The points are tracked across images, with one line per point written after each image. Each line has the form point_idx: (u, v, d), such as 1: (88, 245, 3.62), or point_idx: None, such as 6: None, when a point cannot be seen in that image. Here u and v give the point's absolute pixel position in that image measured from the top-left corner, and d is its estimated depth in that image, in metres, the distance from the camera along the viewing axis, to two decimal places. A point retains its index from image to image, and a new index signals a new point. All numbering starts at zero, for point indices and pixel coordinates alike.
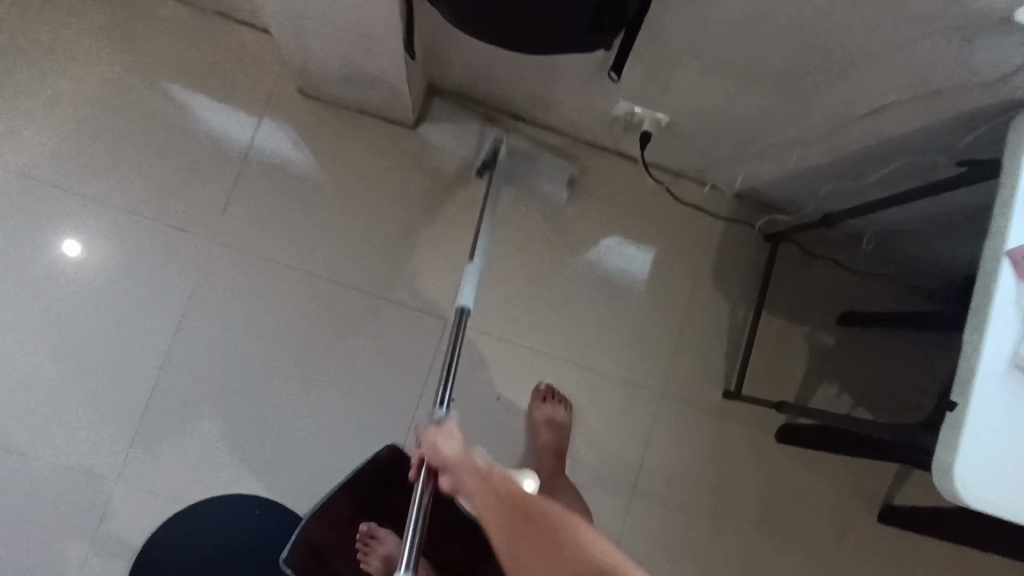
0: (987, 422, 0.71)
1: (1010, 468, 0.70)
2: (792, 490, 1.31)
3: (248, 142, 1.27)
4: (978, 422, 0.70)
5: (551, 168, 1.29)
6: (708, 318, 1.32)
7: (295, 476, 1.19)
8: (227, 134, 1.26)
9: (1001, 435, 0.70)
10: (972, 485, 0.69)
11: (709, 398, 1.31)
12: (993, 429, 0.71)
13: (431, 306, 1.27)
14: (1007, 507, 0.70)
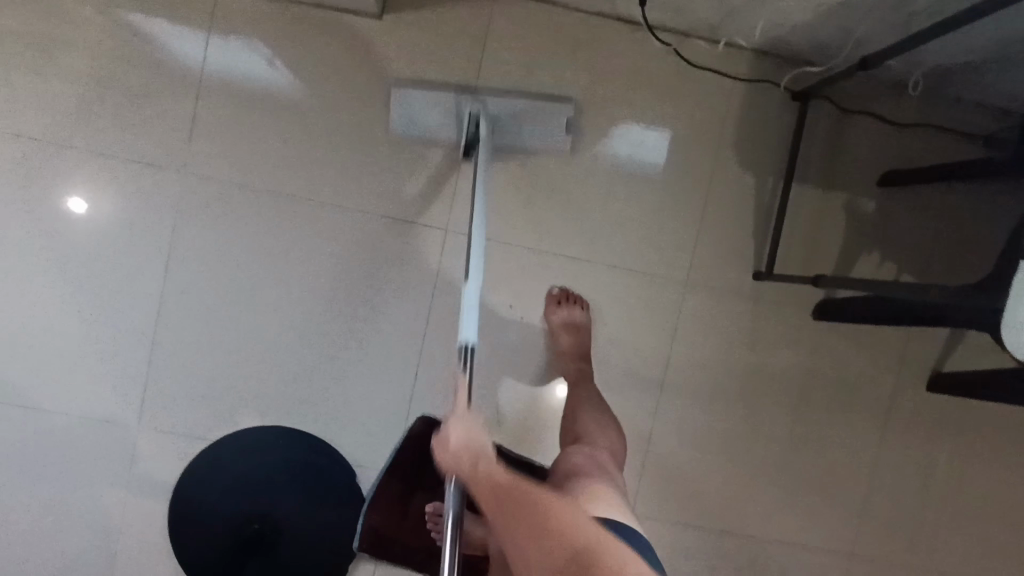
0: None
1: None
2: (832, 369, 1.24)
3: (206, 58, 1.16)
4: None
5: (544, 111, 1.11)
6: (732, 196, 1.20)
7: (314, 404, 1.17)
8: (183, 50, 1.16)
9: None
10: None
11: (738, 283, 1.22)
12: None
13: (428, 218, 1.19)
14: None
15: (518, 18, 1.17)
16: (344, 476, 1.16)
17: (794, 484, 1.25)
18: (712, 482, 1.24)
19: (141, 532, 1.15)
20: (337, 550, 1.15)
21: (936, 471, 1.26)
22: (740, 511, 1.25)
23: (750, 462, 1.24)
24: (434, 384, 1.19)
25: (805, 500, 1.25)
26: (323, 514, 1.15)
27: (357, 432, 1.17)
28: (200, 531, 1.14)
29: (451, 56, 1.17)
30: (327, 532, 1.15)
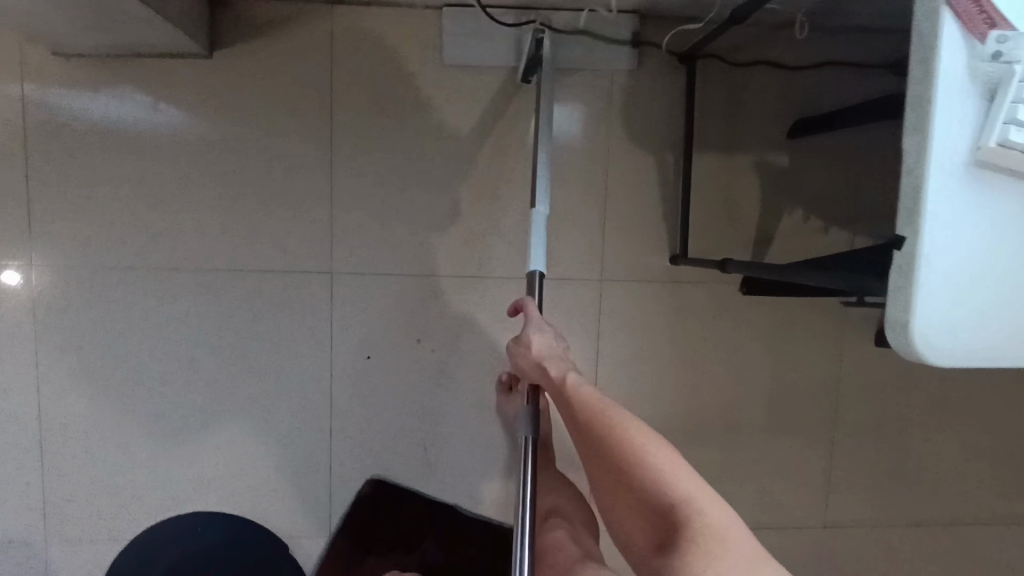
0: (952, 257, 0.49)
1: (993, 313, 0.50)
2: (771, 341, 1.16)
3: (86, 112, 1.05)
4: (940, 263, 0.49)
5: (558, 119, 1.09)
6: (631, 178, 1.10)
7: (231, 477, 1.10)
8: (60, 109, 1.05)
9: (979, 268, 0.50)
10: (940, 346, 0.50)
11: (656, 269, 1.13)
12: (965, 268, 0.49)
13: (311, 260, 1.09)
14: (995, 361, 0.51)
15: (366, 27, 1.07)
16: (278, 548, 1.09)
17: (750, 465, 1.19)
18: None
19: None
20: None
21: (894, 424, 1.20)
22: None
23: (702, 451, 1.18)
24: (356, 436, 1.12)
25: (766, 477, 1.19)
26: None
27: (284, 499, 1.11)
28: None
29: (301, 81, 1.07)
30: None
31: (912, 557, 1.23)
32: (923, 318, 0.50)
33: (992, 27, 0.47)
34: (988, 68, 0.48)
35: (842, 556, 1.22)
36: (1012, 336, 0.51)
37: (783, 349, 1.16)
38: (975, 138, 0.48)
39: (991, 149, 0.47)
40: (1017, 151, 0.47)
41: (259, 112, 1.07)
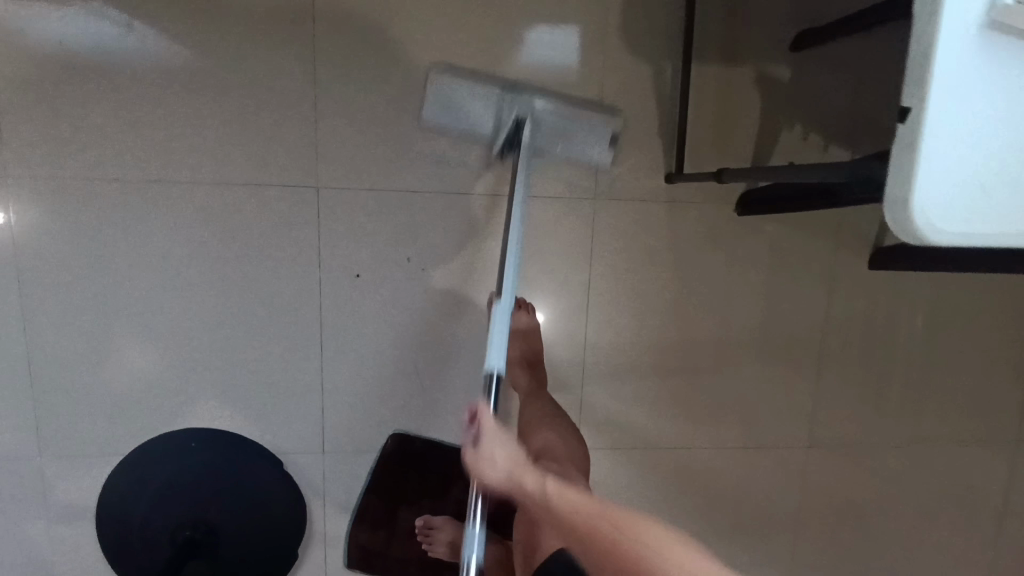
0: (959, 123, 0.48)
1: (996, 189, 0.49)
2: (765, 263, 1.15)
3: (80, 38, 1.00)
4: (946, 140, 0.48)
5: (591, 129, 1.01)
6: (627, 91, 1.07)
7: (224, 397, 1.11)
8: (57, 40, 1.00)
9: (983, 139, 0.48)
10: (941, 221, 0.49)
11: (650, 188, 1.10)
12: (969, 136, 0.48)
13: (296, 176, 1.06)
14: (991, 236, 0.50)
15: None
16: (273, 465, 1.11)
17: (741, 386, 1.20)
18: (657, 398, 1.19)
19: (79, 558, 1.11)
20: (287, 534, 1.13)
21: (881, 345, 1.21)
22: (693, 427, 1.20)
23: (693, 373, 1.18)
24: (345, 358, 1.11)
25: (756, 398, 1.20)
26: (261, 503, 1.11)
27: (274, 419, 1.12)
28: (139, 544, 1.09)
29: None
30: (269, 517, 1.12)
31: (894, 478, 1.26)
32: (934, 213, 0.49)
33: None
34: None
35: (830, 476, 1.25)
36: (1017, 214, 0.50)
37: (777, 271, 1.16)
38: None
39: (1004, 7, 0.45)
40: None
41: (235, 17, 1.02)
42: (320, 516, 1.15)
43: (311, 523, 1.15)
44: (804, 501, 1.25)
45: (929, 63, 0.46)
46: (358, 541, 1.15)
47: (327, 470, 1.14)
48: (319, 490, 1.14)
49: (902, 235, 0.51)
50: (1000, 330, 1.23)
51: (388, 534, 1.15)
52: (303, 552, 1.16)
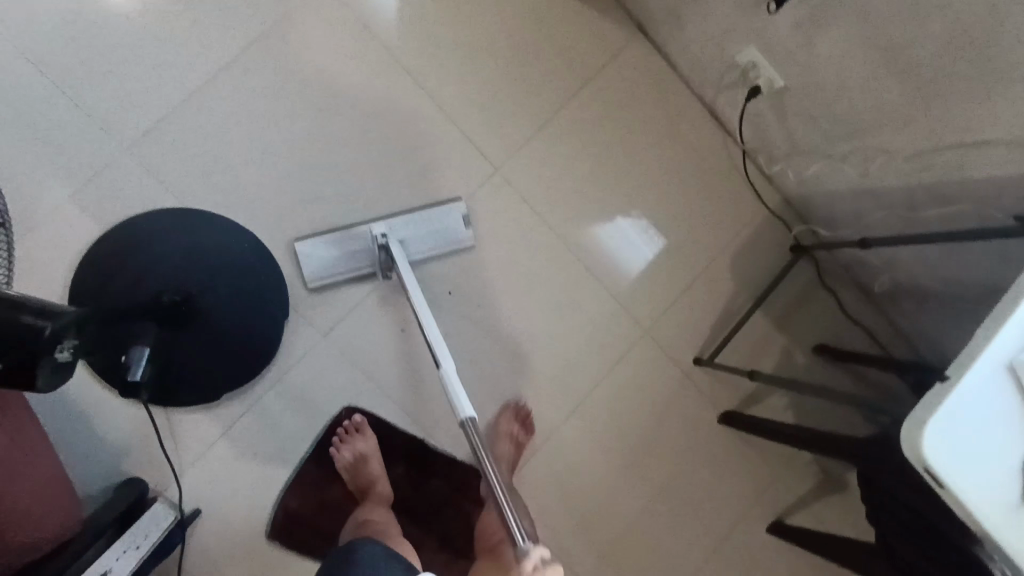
0: (977, 408, 0.75)
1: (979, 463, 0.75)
2: (707, 468, 1.39)
3: (342, 241, 1.14)
4: (969, 415, 0.75)
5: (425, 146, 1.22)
6: (714, 289, 1.38)
7: (296, 233, 1.17)
8: (362, 235, 1.14)
9: (990, 433, 0.75)
10: (942, 455, 0.74)
11: (680, 357, 1.37)
12: (976, 422, 0.75)
13: (489, 149, 1.27)
14: (962, 488, 0.74)
15: (646, 58, 1.36)
16: (280, 311, 1.14)
17: (627, 542, 1.34)
18: (571, 505, 1.31)
19: (57, 247, 1.07)
20: (236, 372, 1.11)
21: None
22: (574, 546, 1.31)
23: (607, 504, 1.33)
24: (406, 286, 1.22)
25: (630, 561, 1.34)
26: (242, 333, 1.11)
27: (315, 282, 1.18)
28: (117, 278, 1.05)
29: (584, 51, 1.33)
30: (238, 347, 1.11)
31: None
32: (930, 445, 0.74)
33: None
34: None
35: None
36: (987, 479, 0.75)
37: (710, 481, 1.39)
38: (1014, 352, 0.76)
39: (1020, 362, 0.75)
40: None
41: (544, 41, 1.31)
42: (269, 381, 1.15)
43: (258, 383, 1.15)
44: None
45: (969, 362, 0.75)
46: (277, 428, 1.15)
47: (312, 350, 1.17)
48: (289, 361, 1.16)
49: (903, 449, 0.76)
50: None
51: (309, 439, 1.16)
52: (223, 399, 1.13)
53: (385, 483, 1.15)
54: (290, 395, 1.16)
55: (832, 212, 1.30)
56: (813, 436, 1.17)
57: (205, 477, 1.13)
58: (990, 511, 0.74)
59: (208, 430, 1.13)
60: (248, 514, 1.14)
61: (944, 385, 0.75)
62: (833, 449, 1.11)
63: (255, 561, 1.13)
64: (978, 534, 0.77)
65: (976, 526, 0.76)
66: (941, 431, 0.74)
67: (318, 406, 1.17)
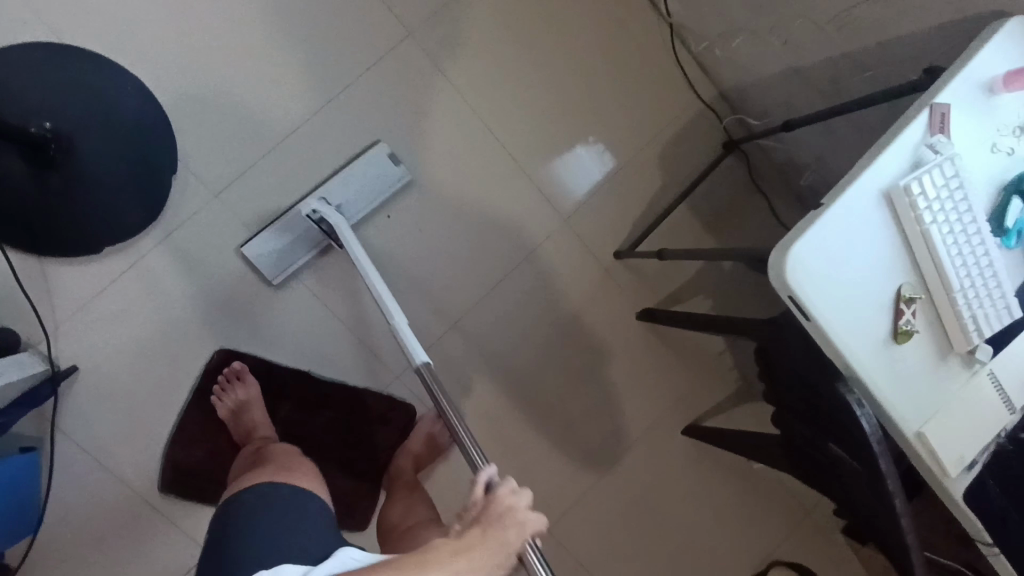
0: (849, 236, 0.71)
1: (844, 294, 0.71)
2: (624, 364, 1.36)
3: (282, 228, 1.11)
4: (839, 243, 0.71)
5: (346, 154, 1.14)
6: (640, 182, 1.34)
7: (188, 84, 1.11)
8: (300, 218, 1.10)
9: (859, 264, 0.71)
10: (806, 282, 0.70)
11: (601, 249, 1.33)
12: (846, 250, 0.71)
13: (404, 13, 1.20)
14: (825, 319, 0.71)
15: None
16: (168, 164, 1.08)
17: (538, 433, 1.32)
18: (480, 392, 1.29)
19: None
20: (116, 224, 1.06)
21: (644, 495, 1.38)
22: (482, 433, 1.29)
23: (518, 394, 1.31)
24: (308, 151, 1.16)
25: (540, 452, 1.32)
26: (123, 181, 1.05)
27: (210, 140, 1.13)
28: None
29: None
30: (116, 196, 1.05)
31: None
32: (795, 271, 0.70)
33: (940, 132, 0.72)
34: (924, 150, 0.72)
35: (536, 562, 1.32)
36: (852, 311, 0.72)
37: (626, 378, 1.37)
38: (894, 179, 0.71)
39: (898, 187, 0.70)
40: (909, 195, 0.70)
41: None
42: (155, 238, 1.11)
43: (142, 239, 1.10)
44: None
45: (844, 186, 0.71)
46: (165, 288, 1.11)
47: (202, 209, 1.12)
48: (177, 218, 1.11)
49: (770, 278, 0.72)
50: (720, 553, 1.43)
51: (199, 302, 1.13)
52: (108, 253, 1.09)
53: (269, 426, 1.09)
54: (178, 253, 1.12)
55: (762, 100, 1.26)
56: (722, 322, 1.14)
57: (85, 334, 1.08)
58: (851, 343, 0.71)
59: (90, 284, 1.08)
60: (129, 375, 1.10)
61: (819, 209, 0.71)
62: (749, 334, 1.06)
63: (134, 423, 1.10)
64: (845, 372, 0.74)
65: (842, 361, 0.73)
66: (807, 258, 0.70)
67: (209, 268, 1.13)
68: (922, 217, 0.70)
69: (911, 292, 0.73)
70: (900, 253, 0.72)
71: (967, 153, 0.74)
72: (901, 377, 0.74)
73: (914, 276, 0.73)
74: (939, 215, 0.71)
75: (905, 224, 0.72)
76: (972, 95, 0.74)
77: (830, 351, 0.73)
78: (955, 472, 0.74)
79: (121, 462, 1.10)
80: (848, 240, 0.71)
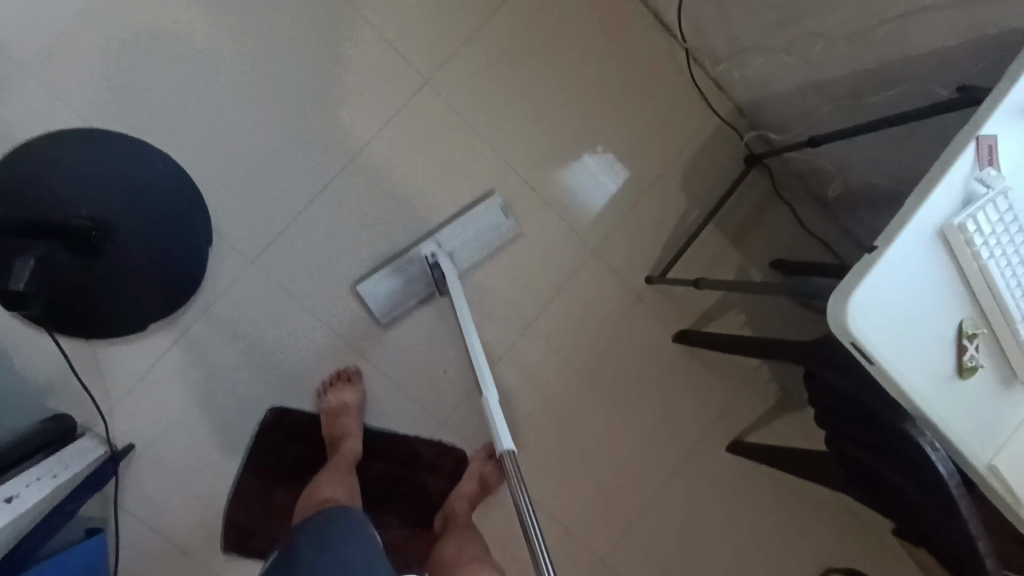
0: (906, 278, 0.71)
1: (905, 335, 0.71)
2: (662, 387, 1.36)
3: (400, 270, 1.16)
4: (896, 286, 0.70)
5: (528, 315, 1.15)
6: (664, 204, 1.34)
7: (213, 153, 1.11)
8: (417, 259, 1.16)
9: (918, 304, 0.71)
10: (867, 329, 0.70)
11: (631, 275, 1.33)
12: (904, 291, 0.71)
13: (417, 59, 1.20)
14: (889, 362, 0.71)
15: None
16: (201, 236, 1.10)
17: (583, 462, 1.33)
18: (524, 429, 1.29)
19: None
20: (157, 301, 1.07)
21: (692, 514, 1.39)
22: (529, 469, 1.30)
23: (561, 426, 1.31)
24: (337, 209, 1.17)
25: (586, 481, 1.33)
26: (158, 260, 1.06)
27: (239, 207, 1.13)
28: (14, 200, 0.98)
29: None
30: (154, 274, 1.05)
31: None
32: (855, 319, 0.70)
33: (989, 165, 0.71)
34: (974, 183, 0.71)
35: None
36: (914, 351, 0.72)
37: (666, 400, 1.37)
38: (946, 216, 0.71)
39: (952, 225, 0.70)
40: (964, 233, 0.70)
41: None
42: (197, 310, 1.12)
43: (184, 312, 1.11)
44: None
45: (898, 229, 0.70)
46: (210, 357, 1.13)
47: (239, 277, 1.13)
48: (216, 288, 1.12)
49: (829, 325, 0.72)
50: (770, 560, 1.44)
51: (245, 368, 1.14)
52: (153, 329, 1.10)
53: (355, 440, 1.12)
54: (220, 322, 1.13)
55: (783, 114, 1.24)
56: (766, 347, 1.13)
57: (138, 411, 1.10)
58: (915, 383, 0.71)
59: (138, 361, 1.10)
60: (184, 447, 1.11)
61: (872, 253, 0.71)
62: (796, 356, 1.05)
63: (192, 494, 1.12)
64: (911, 411, 0.74)
65: (908, 401, 0.73)
66: (865, 305, 0.70)
67: (253, 334, 1.14)
68: (978, 253, 0.70)
69: (972, 327, 0.72)
70: (958, 288, 0.72)
71: (1016, 182, 0.74)
72: (965, 410, 0.74)
73: (975, 310, 0.73)
74: (995, 249, 0.71)
75: (962, 260, 0.71)
76: (1016, 123, 0.73)
77: (895, 393, 0.73)
78: None
79: (185, 533, 1.11)
80: (906, 282, 0.71)
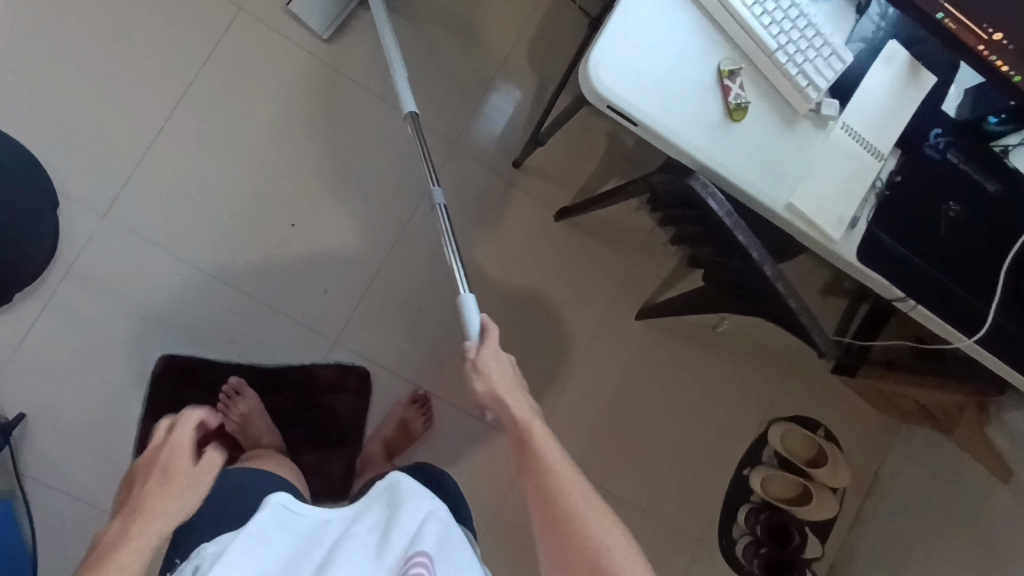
0: (648, 27, 0.70)
1: (662, 85, 0.70)
2: (558, 267, 1.36)
3: None
4: (640, 36, 0.69)
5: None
6: (517, 86, 1.33)
7: (47, 118, 1.13)
8: None
9: (668, 50, 0.70)
10: (617, 83, 0.68)
11: (500, 162, 1.33)
12: (650, 41, 0.70)
13: None
14: (649, 113, 0.69)
15: None
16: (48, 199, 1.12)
17: None
18: (423, 333, 1.26)
19: None
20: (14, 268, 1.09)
21: (615, 385, 1.39)
22: (438, 372, 1.27)
23: None
24: (182, 149, 1.18)
25: None
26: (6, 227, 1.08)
27: (82, 165, 1.14)
28: None
29: None
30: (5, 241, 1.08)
31: None
32: (601, 74, 0.68)
33: None
34: None
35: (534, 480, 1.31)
36: (675, 99, 0.70)
37: (565, 279, 1.37)
38: None
39: None
40: None
41: None
42: (60, 272, 1.13)
43: (47, 278, 1.12)
44: (506, 512, 1.27)
45: None
46: (83, 316, 1.13)
47: (97, 232, 1.14)
48: (75, 248, 1.13)
49: (585, 92, 0.70)
50: (709, 418, 1.44)
51: (120, 321, 1.15)
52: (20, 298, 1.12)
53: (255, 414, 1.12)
54: (87, 280, 1.14)
55: None
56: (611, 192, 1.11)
57: (22, 380, 1.11)
58: (683, 131, 0.70)
59: (13, 332, 1.11)
60: (73, 407, 1.12)
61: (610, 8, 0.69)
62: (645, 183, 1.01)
63: (95, 452, 1.12)
64: (693, 164, 0.73)
65: (685, 154, 0.72)
66: (611, 59, 0.68)
67: (123, 286, 1.15)
68: None
69: (731, 65, 0.71)
70: (708, 31, 0.71)
71: None
72: (748, 154, 0.73)
73: (731, 49, 0.72)
74: None
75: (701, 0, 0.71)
76: None
77: (670, 148, 0.71)
78: (837, 233, 0.74)
79: (95, 490, 1.12)
80: (648, 30, 0.70)
